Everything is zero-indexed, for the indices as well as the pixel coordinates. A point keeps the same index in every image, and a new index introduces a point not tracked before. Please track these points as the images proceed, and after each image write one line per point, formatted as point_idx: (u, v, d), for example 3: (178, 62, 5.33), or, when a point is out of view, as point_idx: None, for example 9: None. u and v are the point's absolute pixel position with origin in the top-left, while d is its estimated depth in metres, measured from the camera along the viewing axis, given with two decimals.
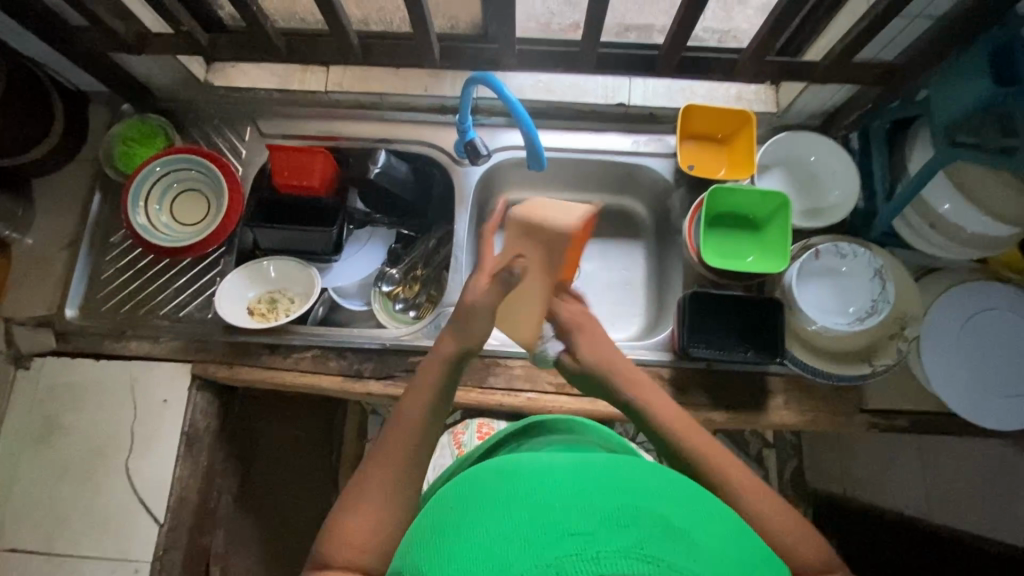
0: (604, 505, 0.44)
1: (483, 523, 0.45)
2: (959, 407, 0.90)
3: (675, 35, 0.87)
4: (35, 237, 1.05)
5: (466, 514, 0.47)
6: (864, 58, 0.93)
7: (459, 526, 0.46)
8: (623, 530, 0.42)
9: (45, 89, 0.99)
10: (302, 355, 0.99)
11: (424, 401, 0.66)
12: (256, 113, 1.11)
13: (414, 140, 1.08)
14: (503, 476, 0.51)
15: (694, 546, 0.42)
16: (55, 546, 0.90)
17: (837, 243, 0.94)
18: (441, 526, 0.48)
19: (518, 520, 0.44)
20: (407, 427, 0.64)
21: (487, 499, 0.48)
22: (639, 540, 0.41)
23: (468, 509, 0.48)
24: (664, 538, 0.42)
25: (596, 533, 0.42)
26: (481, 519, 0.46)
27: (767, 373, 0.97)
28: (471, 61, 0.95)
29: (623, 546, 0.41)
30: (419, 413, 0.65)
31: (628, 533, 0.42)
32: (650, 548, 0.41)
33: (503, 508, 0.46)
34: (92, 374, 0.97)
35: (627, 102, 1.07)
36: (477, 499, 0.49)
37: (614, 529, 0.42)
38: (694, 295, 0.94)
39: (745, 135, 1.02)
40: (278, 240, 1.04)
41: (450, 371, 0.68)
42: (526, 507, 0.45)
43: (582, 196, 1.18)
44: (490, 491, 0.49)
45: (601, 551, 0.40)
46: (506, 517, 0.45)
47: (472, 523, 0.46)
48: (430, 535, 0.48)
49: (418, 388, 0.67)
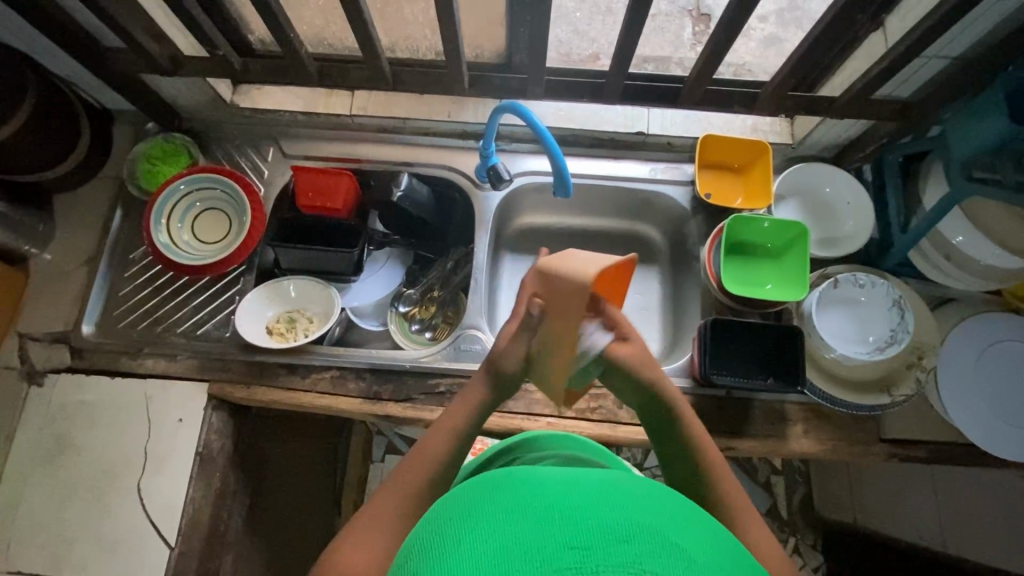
0: (603, 518, 0.45)
1: (485, 531, 0.45)
2: (977, 438, 0.91)
3: (699, 68, 0.89)
4: (53, 252, 1.05)
5: (467, 519, 0.47)
6: (879, 95, 0.96)
7: (458, 532, 0.46)
8: (622, 545, 0.43)
9: (73, 107, 1.00)
10: (320, 376, 0.98)
11: (449, 434, 0.72)
12: (278, 134, 1.12)
13: (435, 164, 1.10)
14: (503, 485, 0.51)
15: (690, 563, 0.43)
16: (62, 569, 0.88)
17: (856, 273, 0.95)
18: (441, 531, 0.48)
19: (519, 531, 0.44)
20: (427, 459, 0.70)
21: (486, 506, 0.48)
22: (637, 554, 0.42)
23: (467, 515, 0.48)
24: (660, 553, 0.43)
25: (595, 546, 0.42)
26: (482, 525, 0.46)
27: (785, 401, 0.97)
28: (498, 90, 0.97)
29: (621, 560, 0.42)
30: (445, 445, 0.71)
31: (626, 548, 0.42)
32: (646, 562, 0.42)
33: (503, 517, 0.46)
34: (107, 392, 0.96)
35: (646, 132, 1.10)
36: (478, 505, 0.49)
37: (614, 544, 0.43)
38: (714, 323, 0.94)
39: (762, 165, 1.04)
40: (298, 260, 1.04)
41: (479, 413, 0.75)
42: (528, 517, 0.45)
43: (598, 222, 1.20)
44: (492, 498, 0.49)
45: (599, 565, 0.41)
46: (508, 526, 0.45)
47: (474, 530, 0.46)
48: (428, 537, 0.48)
49: (448, 422, 0.73)
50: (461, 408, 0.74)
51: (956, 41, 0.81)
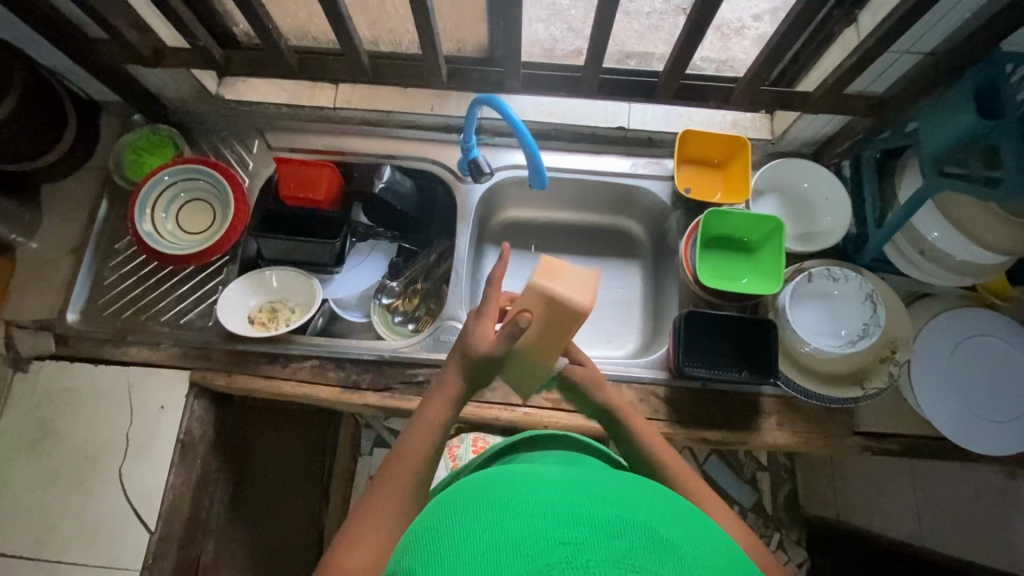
0: (592, 515, 0.47)
1: (477, 527, 0.47)
2: (947, 430, 0.92)
3: (674, 63, 0.90)
4: (40, 241, 1.06)
5: (459, 515, 0.49)
6: (854, 90, 0.97)
7: (450, 528, 0.48)
8: (611, 541, 0.45)
9: (59, 98, 1.01)
10: (300, 365, 1.00)
11: (428, 431, 0.72)
12: (264, 127, 1.13)
13: (419, 157, 1.11)
14: (494, 479, 0.53)
15: (679, 560, 0.45)
16: (44, 552, 0.89)
17: (829, 267, 0.96)
18: (435, 529, 0.49)
19: (511, 526, 0.46)
20: (417, 458, 0.70)
21: (478, 501, 0.50)
22: (627, 551, 0.44)
23: (459, 509, 0.50)
24: (648, 550, 0.45)
25: (585, 542, 0.44)
26: (475, 522, 0.47)
27: (760, 394, 0.98)
28: (477, 83, 0.99)
29: (611, 556, 0.44)
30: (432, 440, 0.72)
31: (615, 544, 0.44)
32: (635, 558, 0.44)
33: (493, 513, 0.48)
34: (91, 379, 0.97)
35: (627, 126, 1.10)
36: (469, 501, 0.51)
37: (604, 540, 0.45)
38: (688, 314, 0.95)
39: (741, 160, 1.05)
40: (281, 250, 1.06)
41: (455, 406, 0.74)
42: (517, 513, 0.47)
43: (580, 217, 1.21)
44: (483, 493, 0.51)
45: (589, 560, 0.43)
46: (497, 522, 0.47)
47: (467, 526, 0.47)
48: (422, 533, 0.50)
49: (426, 420, 0.73)
50: (438, 407, 0.73)
51: (927, 36, 0.82)
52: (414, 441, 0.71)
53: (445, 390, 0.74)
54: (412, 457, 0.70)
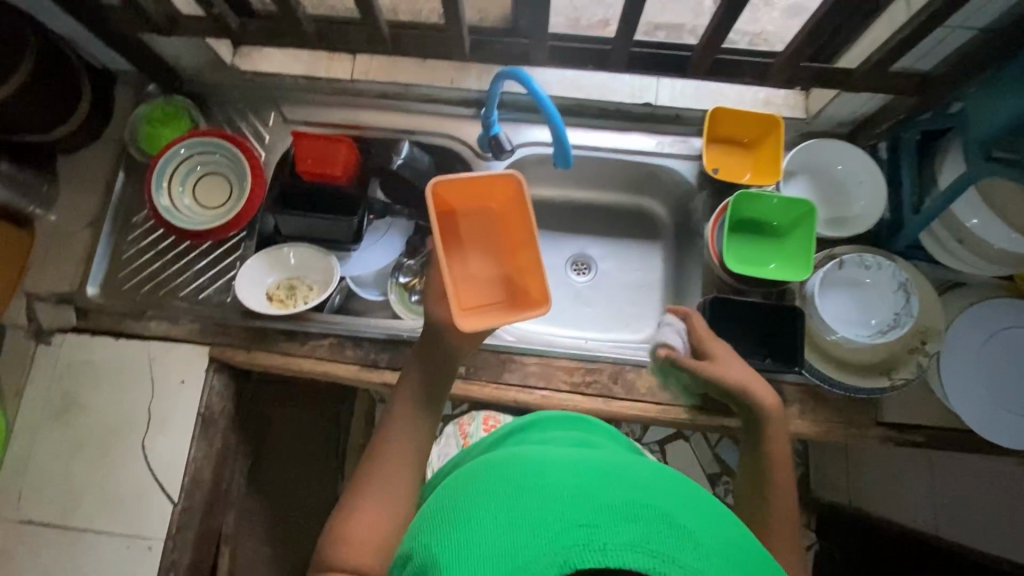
0: (609, 499, 0.47)
1: (495, 509, 0.48)
2: (979, 427, 0.89)
3: (709, 36, 0.86)
4: (58, 214, 1.06)
5: (476, 496, 0.50)
6: (897, 68, 0.92)
7: (468, 508, 0.49)
8: (629, 525, 0.45)
9: (72, 67, 0.99)
10: (319, 343, 1.00)
11: (414, 398, 0.73)
12: (280, 99, 1.11)
13: (438, 132, 1.08)
14: (511, 460, 0.54)
15: (698, 546, 0.45)
16: (70, 520, 0.91)
17: (862, 253, 0.93)
18: (452, 508, 0.51)
19: (529, 509, 0.46)
20: (415, 433, 0.72)
21: (495, 482, 0.51)
22: (644, 535, 0.44)
23: (477, 491, 0.51)
24: (667, 535, 0.45)
25: (602, 526, 0.44)
26: (493, 503, 0.48)
27: (782, 382, 0.96)
28: (501, 55, 0.95)
29: (629, 540, 0.44)
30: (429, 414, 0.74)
31: (633, 528, 0.44)
32: (653, 543, 0.44)
33: (511, 495, 0.48)
34: (111, 353, 0.98)
35: (654, 102, 1.06)
36: (488, 481, 0.51)
37: (622, 524, 0.45)
38: (713, 300, 0.94)
39: (773, 140, 1.01)
40: (298, 228, 1.04)
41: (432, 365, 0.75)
42: (535, 495, 0.47)
43: (602, 196, 1.17)
44: (501, 475, 0.51)
45: (608, 543, 0.43)
46: (516, 503, 0.47)
47: (484, 506, 0.48)
48: (441, 513, 0.51)
49: (407, 385, 0.74)
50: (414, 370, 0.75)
51: (982, 11, 0.77)
52: (406, 415, 0.73)
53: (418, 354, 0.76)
54: (406, 430, 0.72)
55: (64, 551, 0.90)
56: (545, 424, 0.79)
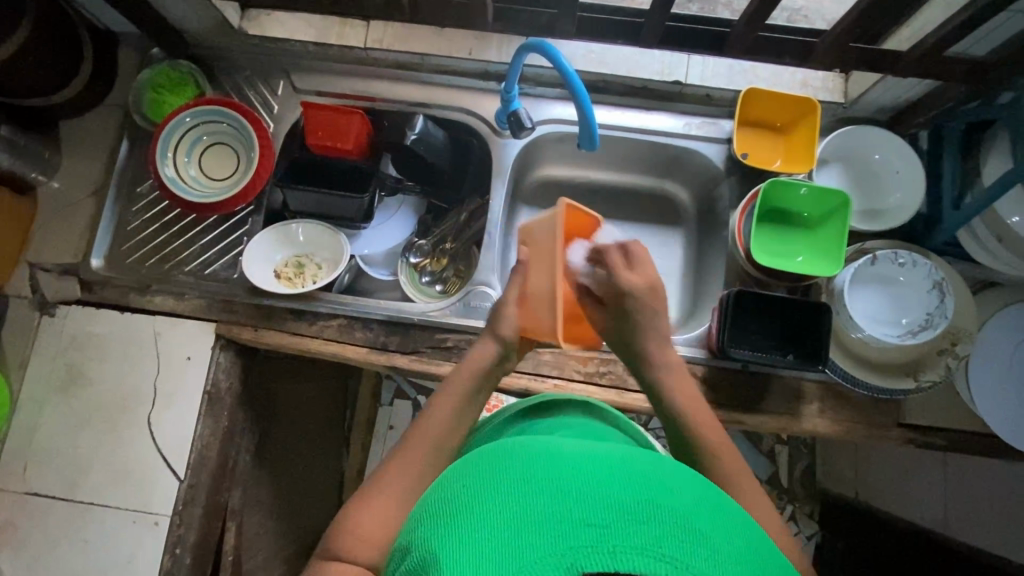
0: (620, 498, 0.44)
1: (498, 506, 0.45)
2: (1007, 435, 0.87)
3: (753, 10, 0.80)
4: (61, 181, 1.03)
5: (479, 492, 0.48)
6: (952, 52, 0.85)
7: (470, 504, 0.47)
8: (641, 527, 0.42)
9: (73, 26, 0.94)
10: (328, 323, 0.97)
11: (452, 399, 0.72)
12: (289, 67, 1.05)
13: (454, 106, 1.03)
14: (517, 452, 0.51)
15: (714, 550, 0.42)
16: (77, 493, 0.91)
17: (897, 250, 0.89)
18: (452, 504, 0.48)
19: (534, 508, 0.44)
20: (437, 429, 0.70)
21: (499, 476, 0.48)
22: (656, 538, 0.41)
23: (479, 485, 0.48)
24: (681, 537, 0.42)
25: (611, 527, 0.42)
26: (496, 500, 0.46)
27: (804, 379, 0.93)
28: (525, 26, 0.89)
29: (640, 543, 0.41)
30: (459, 412, 0.72)
31: (645, 531, 0.42)
32: (665, 546, 0.41)
33: (515, 490, 0.46)
34: (116, 327, 0.96)
35: (683, 81, 1.00)
36: (491, 475, 0.49)
37: (634, 525, 0.42)
38: (739, 293, 0.89)
39: (809, 125, 0.95)
40: (306, 203, 1.01)
41: (485, 371, 0.75)
42: (540, 493, 0.45)
43: (622, 178, 1.13)
44: (505, 468, 0.49)
45: (616, 546, 0.41)
46: (519, 500, 0.45)
47: (486, 503, 0.46)
48: (440, 508, 0.49)
49: (450, 389, 0.73)
50: (463, 374, 0.74)
51: None
52: (436, 414, 0.71)
53: (473, 359, 0.75)
54: (430, 428, 0.70)
55: (71, 524, 0.90)
56: (557, 410, 0.77)
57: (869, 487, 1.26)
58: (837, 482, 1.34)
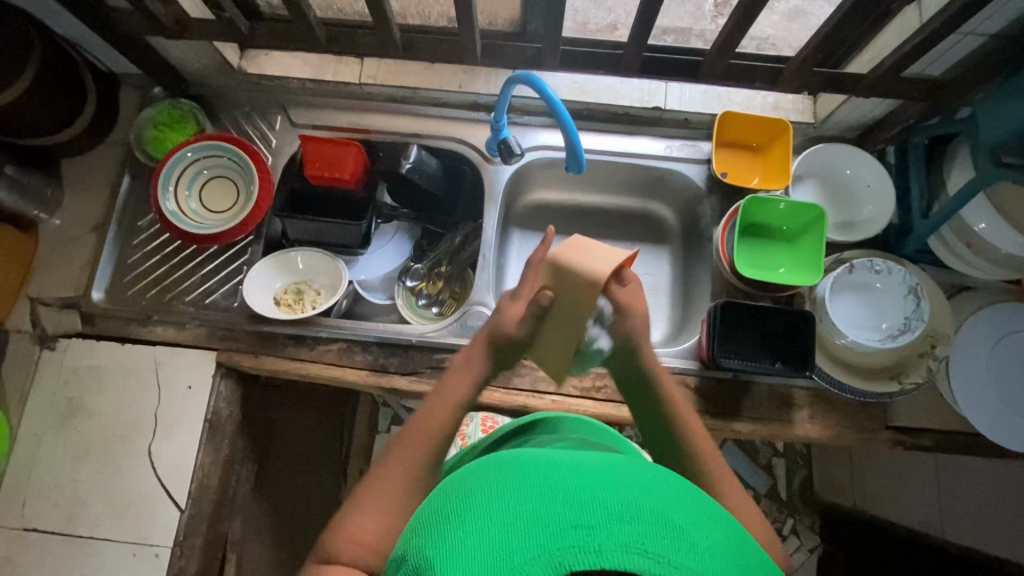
0: (607, 500, 0.46)
1: (493, 510, 0.47)
2: (990, 431, 0.89)
3: (722, 41, 0.87)
4: (62, 218, 1.05)
5: (471, 499, 0.49)
6: (909, 74, 0.92)
7: (463, 511, 0.48)
8: (626, 526, 0.44)
9: (78, 69, 0.98)
10: (327, 348, 0.99)
11: (448, 408, 0.72)
12: (287, 103, 1.10)
13: (446, 136, 1.08)
14: (509, 461, 0.53)
15: (695, 547, 0.44)
16: (75, 527, 0.90)
17: (871, 258, 0.93)
18: (447, 509, 0.50)
19: (524, 512, 0.46)
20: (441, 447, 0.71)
21: (492, 483, 0.50)
22: (639, 535, 0.43)
23: (473, 493, 0.50)
24: (663, 535, 0.44)
25: (598, 526, 0.44)
26: (490, 504, 0.48)
27: (792, 386, 0.96)
28: (512, 59, 0.95)
29: (624, 541, 0.43)
30: (444, 417, 0.72)
31: (630, 528, 0.43)
32: (648, 543, 0.43)
33: (506, 496, 0.48)
34: (116, 358, 0.97)
35: (663, 107, 1.06)
36: (484, 484, 0.51)
37: (619, 525, 0.44)
38: (724, 305, 0.93)
39: (782, 142, 1.01)
40: (305, 231, 1.04)
41: (475, 383, 0.75)
42: (531, 497, 0.47)
43: (610, 201, 1.17)
44: (498, 477, 0.51)
45: (602, 544, 0.42)
46: (511, 505, 0.47)
47: (481, 506, 0.48)
48: (435, 516, 0.51)
49: (446, 392, 0.74)
50: (460, 381, 0.75)
51: (993, 19, 0.77)
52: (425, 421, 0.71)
53: (468, 368, 0.75)
54: (427, 430, 0.70)
55: (70, 559, 0.89)
56: (557, 429, 0.78)
57: (865, 495, 1.28)
58: (834, 492, 1.35)
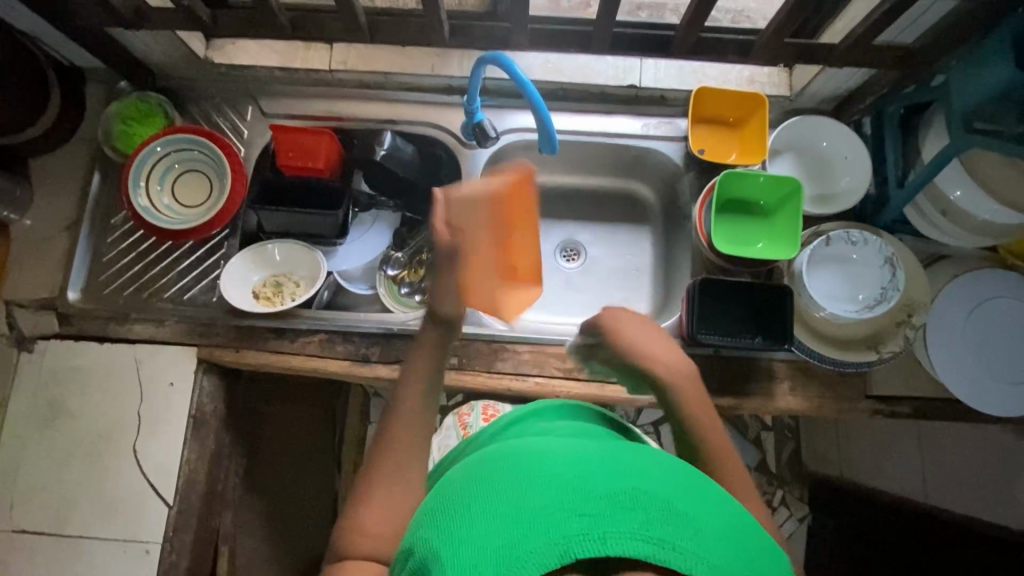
0: (611, 488, 0.46)
1: (496, 503, 0.47)
2: (966, 397, 0.91)
3: (691, 15, 0.85)
4: (33, 218, 1.03)
5: (474, 492, 0.49)
6: (881, 42, 0.92)
7: (466, 505, 0.48)
8: (630, 514, 0.44)
9: (38, 65, 0.95)
10: (308, 340, 0.98)
11: (420, 391, 0.71)
12: (256, 92, 1.08)
13: (421, 121, 1.06)
14: (510, 454, 0.53)
15: (699, 532, 0.45)
16: (64, 527, 0.91)
17: (848, 230, 0.94)
18: (450, 504, 0.50)
19: (527, 504, 0.46)
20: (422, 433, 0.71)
21: (494, 476, 0.50)
22: (644, 522, 0.43)
23: (475, 486, 0.50)
24: (667, 520, 0.44)
25: (602, 515, 0.44)
26: (494, 497, 0.48)
27: (773, 360, 0.97)
28: (482, 40, 0.94)
29: (630, 529, 0.43)
30: (418, 404, 0.70)
31: (635, 516, 0.44)
32: (653, 530, 0.43)
33: (508, 488, 0.48)
34: (96, 358, 0.96)
35: (638, 84, 1.05)
36: (486, 477, 0.50)
37: (623, 513, 0.44)
38: (704, 282, 0.93)
39: (758, 118, 1.01)
40: (280, 223, 1.03)
41: (437, 354, 0.73)
42: (534, 488, 0.47)
43: (589, 182, 1.17)
44: (500, 470, 0.51)
45: (608, 533, 0.43)
46: (513, 497, 0.47)
47: (485, 499, 0.48)
48: (439, 512, 0.50)
49: (416, 371, 0.72)
50: (422, 356, 0.72)
51: None
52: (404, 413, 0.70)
53: (426, 343, 0.72)
54: (404, 424, 0.69)
55: (61, 558, 0.90)
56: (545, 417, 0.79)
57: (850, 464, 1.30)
58: None
